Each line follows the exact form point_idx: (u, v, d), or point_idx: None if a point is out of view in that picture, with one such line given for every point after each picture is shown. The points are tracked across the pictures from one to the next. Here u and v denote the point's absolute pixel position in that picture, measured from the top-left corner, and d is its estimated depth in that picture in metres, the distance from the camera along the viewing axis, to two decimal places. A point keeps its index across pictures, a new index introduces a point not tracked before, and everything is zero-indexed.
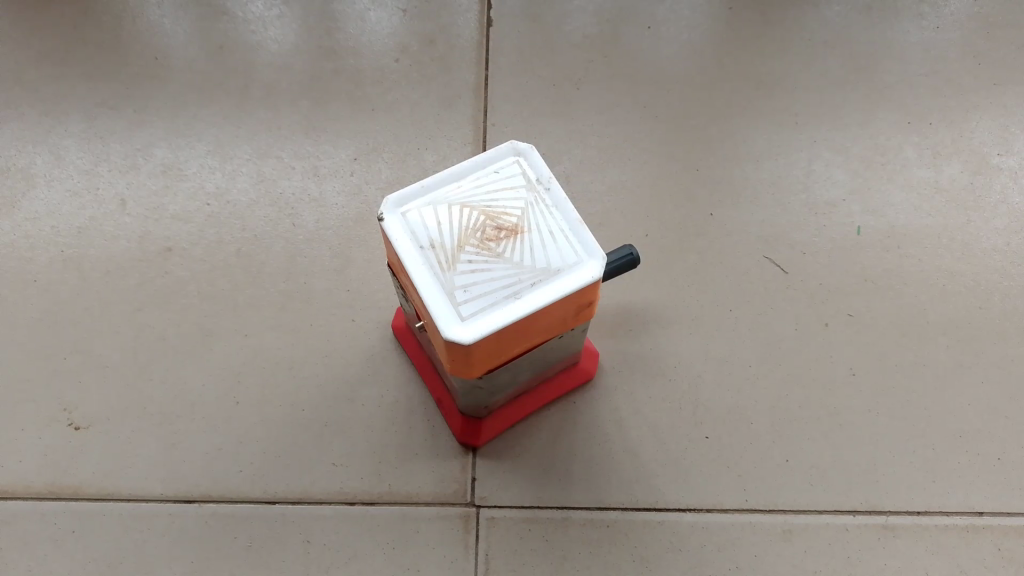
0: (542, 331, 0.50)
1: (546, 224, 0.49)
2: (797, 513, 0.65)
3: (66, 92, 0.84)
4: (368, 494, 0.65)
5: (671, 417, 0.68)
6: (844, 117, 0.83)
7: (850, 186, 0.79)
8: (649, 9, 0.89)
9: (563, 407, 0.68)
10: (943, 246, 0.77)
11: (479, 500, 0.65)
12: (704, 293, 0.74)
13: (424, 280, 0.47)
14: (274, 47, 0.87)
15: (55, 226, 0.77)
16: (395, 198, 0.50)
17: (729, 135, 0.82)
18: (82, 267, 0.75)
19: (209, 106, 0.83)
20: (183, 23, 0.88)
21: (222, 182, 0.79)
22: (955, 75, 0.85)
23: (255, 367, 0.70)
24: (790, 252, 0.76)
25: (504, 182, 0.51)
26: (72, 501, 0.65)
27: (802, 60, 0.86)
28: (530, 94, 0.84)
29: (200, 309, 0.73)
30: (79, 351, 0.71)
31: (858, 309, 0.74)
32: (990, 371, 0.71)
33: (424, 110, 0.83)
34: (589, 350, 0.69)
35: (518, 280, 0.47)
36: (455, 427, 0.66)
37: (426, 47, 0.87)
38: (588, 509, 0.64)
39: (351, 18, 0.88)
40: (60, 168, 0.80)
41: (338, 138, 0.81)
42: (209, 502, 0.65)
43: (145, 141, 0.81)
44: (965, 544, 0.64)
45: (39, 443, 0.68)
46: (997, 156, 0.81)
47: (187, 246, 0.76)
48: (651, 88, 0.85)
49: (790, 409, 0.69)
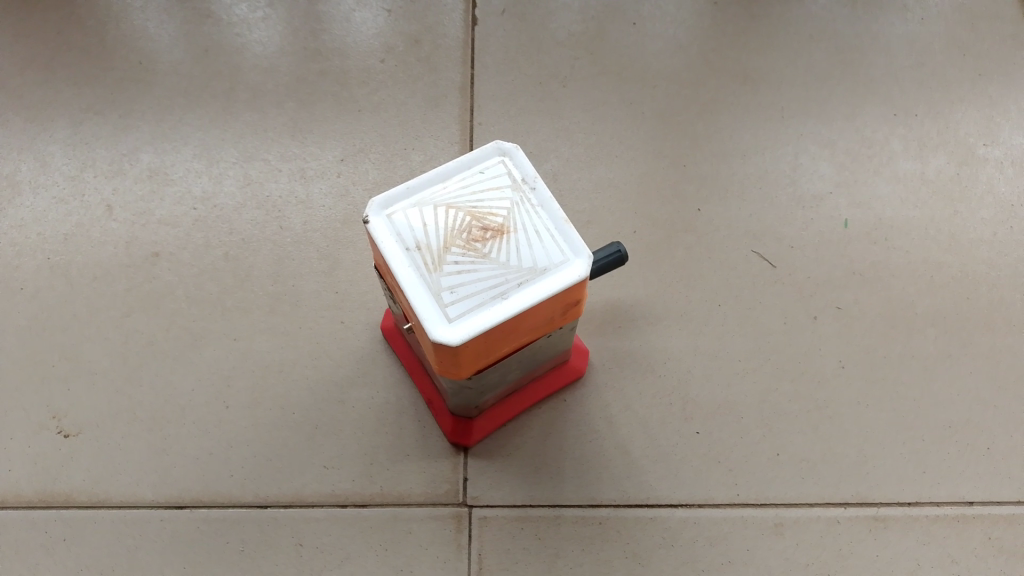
0: (530, 330, 0.51)
1: (532, 223, 0.49)
2: (789, 506, 0.65)
3: (51, 98, 0.84)
4: (360, 495, 0.65)
5: (661, 413, 0.68)
6: (830, 110, 0.83)
7: (837, 179, 0.80)
8: (635, 6, 0.89)
9: (554, 405, 0.68)
10: (930, 238, 0.77)
11: (472, 500, 0.65)
12: (692, 288, 0.74)
13: (411, 282, 0.47)
14: (259, 49, 0.86)
15: (42, 233, 0.77)
16: (381, 201, 0.50)
17: (716, 130, 0.82)
18: (69, 274, 0.75)
19: (195, 109, 0.83)
20: (168, 27, 0.88)
21: (209, 186, 0.79)
22: (939, 67, 0.86)
23: (245, 371, 0.70)
24: (778, 247, 0.76)
25: (490, 183, 0.51)
26: (63, 509, 0.65)
27: (788, 54, 0.86)
28: (516, 93, 0.84)
29: (189, 314, 0.73)
30: (68, 358, 0.71)
31: (847, 302, 0.74)
32: (978, 362, 0.72)
33: (410, 111, 0.83)
34: (578, 348, 0.69)
35: (505, 280, 0.47)
36: (447, 427, 0.66)
37: (411, 46, 0.87)
38: (580, 507, 0.64)
39: (336, 19, 0.88)
40: (46, 175, 0.80)
41: (325, 140, 0.81)
42: (201, 507, 0.65)
43: (131, 146, 0.81)
44: (956, 534, 0.65)
45: (29, 451, 0.67)
46: (983, 147, 0.81)
47: (174, 250, 0.76)
48: (638, 84, 0.85)
49: (780, 403, 0.69)
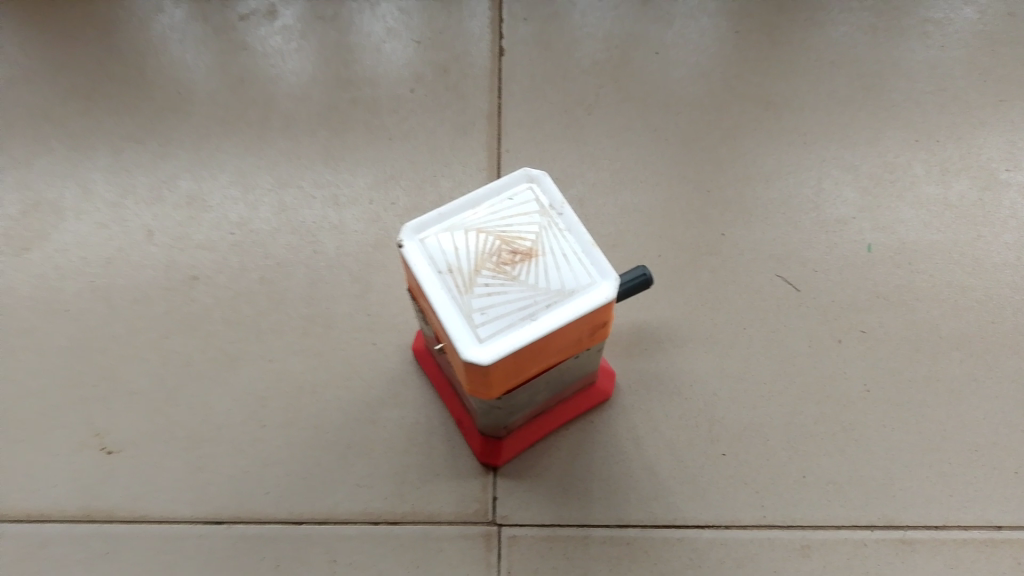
0: (558, 351, 0.52)
1: (559, 247, 0.51)
2: (816, 528, 0.65)
3: (95, 127, 0.87)
4: (391, 514, 0.66)
5: (688, 435, 0.69)
6: (852, 135, 0.85)
7: (859, 203, 0.81)
8: (657, 34, 0.91)
9: (581, 426, 0.69)
10: (953, 261, 0.77)
11: (500, 519, 0.66)
12: (717, 311, 0.75)
13: (443, 304, 0.48)
14: (294, 79, 0.90)
15: (84, 257, 0.80)
16: (414, 226, 0.51)
17: (739, 155, 0.84)
18: (111, 297, 0.78)
19: (232, 137, 0.86)
20: (205, 59, 0.91)
21: (245, 212, 0.82)
22: (960, 92, 0.87)
23: (280, 391, 0.72)
24: (801, 270, 0.77)
25: (519, 208, 0.52)
26: (103, 525, 0.67)
27: (808, 80, 0.88)
28: (542, 120, 0.86)
29: (226, 335, 0.75)
30: (109, 378, 0.74)
31: (871, 325, 0.74)
32: (1004, 385, 0.72)
33: (439, 138, 0.86)
34: (605, 369, 0.70)
35: (534, 302, 0.49)
36: (476, 447, 0.67)
37: (440, 76, 0.90)
38: (607, 527, 0.65)
39: (368, 50, 0.91)
40: (89, 201, 0.83)
41: (357, 166, 0.84)
42: (236, 524, 0.66)
43: (170, 173, 0.84)
44: (985, 558, 0.64)
45: (71, 469, 0.70)
46: (1005, 171, 0.82)
47: (211, 273, 0.78)
48: (661, 111, 0.86)
49: (806, 425, 0.70)
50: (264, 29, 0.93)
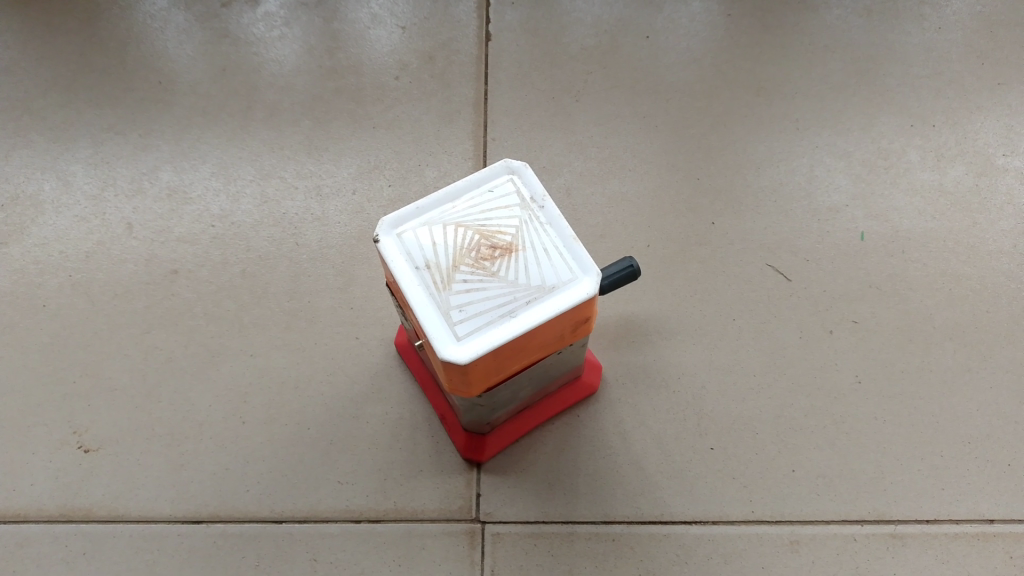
0: (539, 348, 0.51)
1: (540, 241, 0.49)
2: (805, 524, 0.64)
3: (74, 118, 0.86)
4: (374, 511, 0.65)
5: (676, 429, 0.68)
6: (846, 121, 0.83)
7: (852, 191, 0.79)
8: (648, 19, 0.89)
9: (566, 421, 0.68)
10: (948, 249, 0.76)
11: (485, 516, 0.65)
12: (707, 303, 0.74)
13: (420, 300, 0.47)
14: (277, 68, 0.88)
15: (63, 252, 0.78)
16: (391, 220, 0.50)
17: (730, 143, 0.82)
18: (91, 292, 0.76)
19: (213, 128, 0.85)
20: (187, 47, 0.90)
21: (226, 205, 0.80)
22: (957, 76, 0.85)
23: (262, 387, 0.71)
24: (793, 260, 0.76)
25: (498, 202, 0.51)
26: (83, 523, 0.66)
27: (803, 65, 0.86)
28: (529, 108, 0.84)
29: (207, 331, 0.74)
30: (89, 374, 0.73)
31: (863, 316, 0.73)
32: (999, 376, 0.70)
33: (425, 127, 0.84)
34: (591, 363, 0.69)
35: (513, 298, 0.47)
36: (460, 443, 0.66)
37: (425, 64, 0.88)
38: (594, 523, 0.64)
39: (352, 37, 0.89)
40: (69, 195, 0.81)
41: (341, 157, 0.82)
42: (218, 522, 0.66)
43: (150, 165, 0.83)
44: (977, 552, 0.63)
45: (51, 467, 0.69)
46: (1002, 157, 0.80)
47: (192, 267, 0.77)
48: (650, 98, 0.85)
49: (796, 418, 0.68)
50: (246, 17, 0.91)
